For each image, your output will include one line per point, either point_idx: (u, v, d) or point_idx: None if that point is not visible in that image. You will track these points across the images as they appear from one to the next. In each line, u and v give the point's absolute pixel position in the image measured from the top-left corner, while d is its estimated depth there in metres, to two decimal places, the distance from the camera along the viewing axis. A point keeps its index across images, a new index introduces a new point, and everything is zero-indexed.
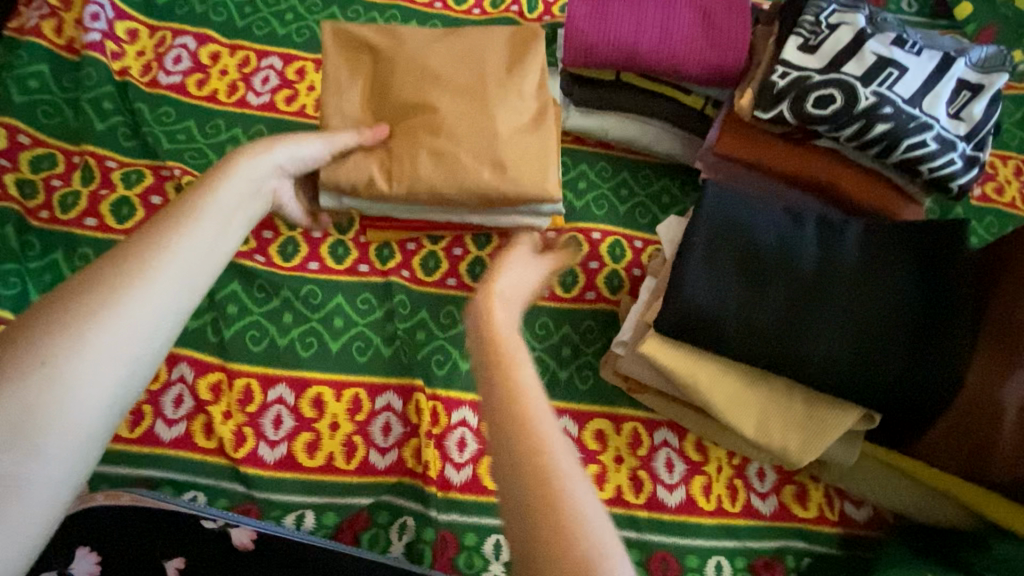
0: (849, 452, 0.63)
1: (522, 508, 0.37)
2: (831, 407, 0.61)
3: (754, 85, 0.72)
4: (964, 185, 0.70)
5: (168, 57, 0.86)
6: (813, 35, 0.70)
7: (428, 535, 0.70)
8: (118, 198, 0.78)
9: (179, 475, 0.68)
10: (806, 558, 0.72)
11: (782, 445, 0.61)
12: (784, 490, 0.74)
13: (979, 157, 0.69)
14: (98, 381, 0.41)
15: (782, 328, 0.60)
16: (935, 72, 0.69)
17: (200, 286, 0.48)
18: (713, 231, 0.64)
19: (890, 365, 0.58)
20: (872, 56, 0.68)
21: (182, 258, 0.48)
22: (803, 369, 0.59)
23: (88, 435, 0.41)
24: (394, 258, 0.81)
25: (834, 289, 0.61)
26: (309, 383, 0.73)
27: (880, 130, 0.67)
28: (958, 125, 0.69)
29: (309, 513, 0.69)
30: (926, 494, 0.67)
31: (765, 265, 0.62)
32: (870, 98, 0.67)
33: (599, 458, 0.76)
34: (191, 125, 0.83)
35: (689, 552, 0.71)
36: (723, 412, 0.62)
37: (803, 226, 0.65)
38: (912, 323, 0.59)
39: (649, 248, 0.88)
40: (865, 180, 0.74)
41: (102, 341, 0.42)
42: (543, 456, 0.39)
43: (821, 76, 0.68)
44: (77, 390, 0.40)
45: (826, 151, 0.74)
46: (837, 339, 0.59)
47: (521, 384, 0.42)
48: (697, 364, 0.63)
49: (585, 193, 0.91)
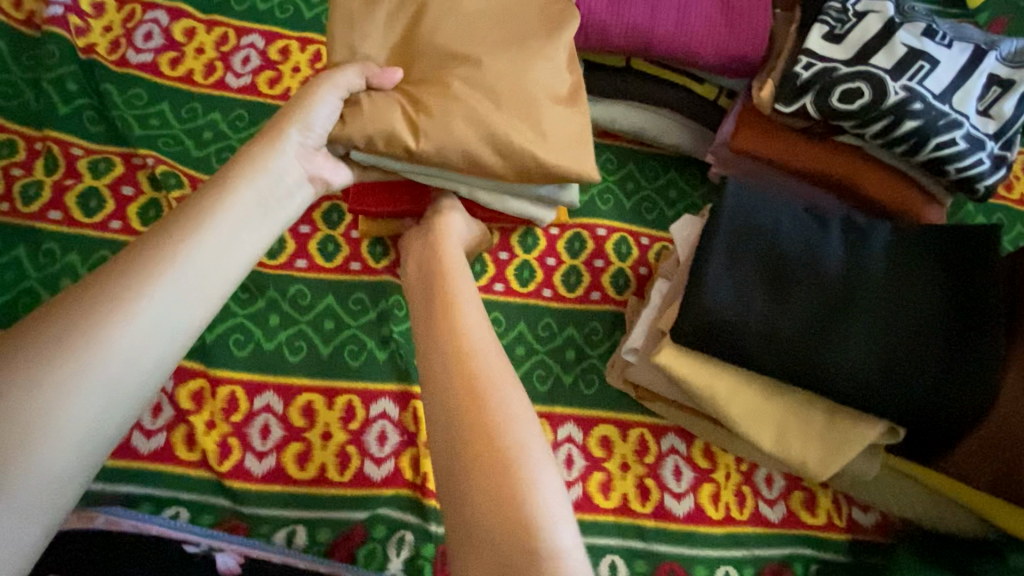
0: (869, 464, 0.59)
1: (484, 510, 0.45)
2: (854, 420, 0.56)
3: (775, 76, 0.66)
4: (991, 185, 0.63)
5: (138, 33, 0.86)
6: (839, 23, 0.64)
7: (429, 551, 0.66)
8: (86, 189, 0.77)
9: (163, 489, 0.66)
10: (814, 565, 0.72)
11: (802, 460, 0.56)
12: (792, 497, 0.74)
13: (1007, 156, 0.62)
14: (86, 417, 0.43)
15: (809, 341, 0.54)
16: (966, 67, 0.62)
17: (190, 318, 0.50)
18: (733, 232, 0.57)
19: (921, 387, 0.52)
20: (902, 48, 0.62)
21: (172, 288, 0.49)
22: (829, 383, 0.53)
23: (82, 465, 0.43)
24: (388, 255, 0.79)
25: (862, 299, 0.54)
26: (299, 390, 0.71)
27: (907, 127, 0.61)
28: (986, 123, 0.62)
29: (301, 529, 0.66)
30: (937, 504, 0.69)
31: (790, 271, 0.56)
32: (899, 93, 0.60)
33: (604, 466, 0.73)
34: (165, 108, 0.83)
35: (699, 562, 0.70)
36: (741, 425, 0.57)
37: (829, 227, 0.58)
38: (946, 339, 0.53)
39: (657, 245, 0.83)
40: (892, 181, 0.66)
41: (96, 373, 0.44)
42: (511, 465, 0.47)
43: (848, 68, 0.62)
44: (70, 421, 0.42)
45: (849, 148, 0.67)
46: (867, 355, 0.53)
47: (496, 404, 0.51)
48: (714, 375, 0.57)
49: (590, 186, 0.86)
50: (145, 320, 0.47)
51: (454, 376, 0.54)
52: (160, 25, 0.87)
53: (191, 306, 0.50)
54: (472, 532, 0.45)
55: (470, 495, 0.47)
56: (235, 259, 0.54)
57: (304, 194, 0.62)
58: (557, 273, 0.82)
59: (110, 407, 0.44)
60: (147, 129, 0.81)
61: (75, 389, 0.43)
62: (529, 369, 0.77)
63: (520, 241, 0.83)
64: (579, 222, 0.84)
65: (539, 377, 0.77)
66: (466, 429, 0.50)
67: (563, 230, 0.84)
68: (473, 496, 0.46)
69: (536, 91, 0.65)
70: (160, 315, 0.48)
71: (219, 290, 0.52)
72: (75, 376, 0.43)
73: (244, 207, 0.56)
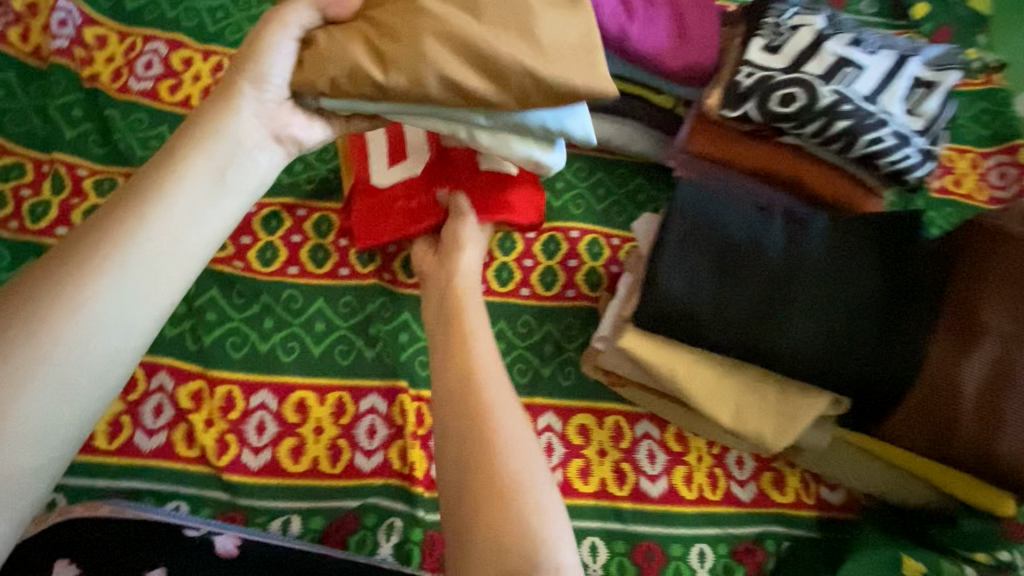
0: (821, 436, 0.63)
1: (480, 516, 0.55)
2: (802, 394, 0.60)
3: (721, 85, 0.73)
4: (921, 177, 0.70)
5: (139, 63, 0.93)
6: (775, 36, 0.72)
7: (417, 535, 0.70)
8: (91, 206, 0.82)
9: (163, 484, 0.70)
10: (785, 542, 0.76)
11: (757, 434, 0.61)
12: (762, 477, 0.78)
13: (933, 151, 0.70)
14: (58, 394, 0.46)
15: (755, 320, 0.59)
16: (890, 71, 0.69)
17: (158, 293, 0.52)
18: (686, 225, 0.62)
19: (860, 358, 0.57)
20: (831, 57, 0.69)
21: (136, 268, 0.51)
22: (775, 358, 0.59)
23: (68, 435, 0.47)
24: (374, 261, 0.84)
25: (803, 281, 0.60)
26: (292, 388, 0.76)
27: (841, 126, 0.67)
28: (913, 120, 0.69)
29: (295, 519, 0.70)
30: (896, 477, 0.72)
31: (737, 258, 0.61)
32: (830, 96, 0.67)
33: (583, 453, 0.77)
34: (164, 131, 0.89)
35: (674, 541, 0.74)
36: (701, 403, 0.62)
37: (772, 218, 0.64)
38: (882, 315, 0.58)
39: (627, 245, 0.89)
40: (831, 178, 0.73)
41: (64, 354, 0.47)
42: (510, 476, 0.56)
43: (783, 76, 0.69)
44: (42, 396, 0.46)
45: (793, 148, 0.73)
46: (809, 331, 0.58)
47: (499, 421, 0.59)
48: (674, 356, 0.62)
49: (563, 192, 0.92)
50: (104, 300, 0.49)
51: (466, 414, 0.60)
52: (159, 55, 0.94)
53: (155, 284, 0.52)
54: (467, 528, 0.54)
55: (470, 499, 0.56)
56: (196, 237, 0.55)
57: (271, 154, 0.62)
58: (534, 273, 0.87)
59: (79, 386, 0.47)
60: (148, 150, 0.87)
61: (42, 370, 0.46)
62: (510, 363, 0.82)
63: (499, 244, 0.88)
64: (554, 226, 0.90)
65: (519, 371, 0.81)
66: (476, 474, 0.56)
67: (540, 233, 0.89)
68: (476, 500, 0.55)
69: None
70: (122, 295, 0.50)
71: (186, 263, 0.54)
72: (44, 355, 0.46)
73: (199, 179, 0.56)
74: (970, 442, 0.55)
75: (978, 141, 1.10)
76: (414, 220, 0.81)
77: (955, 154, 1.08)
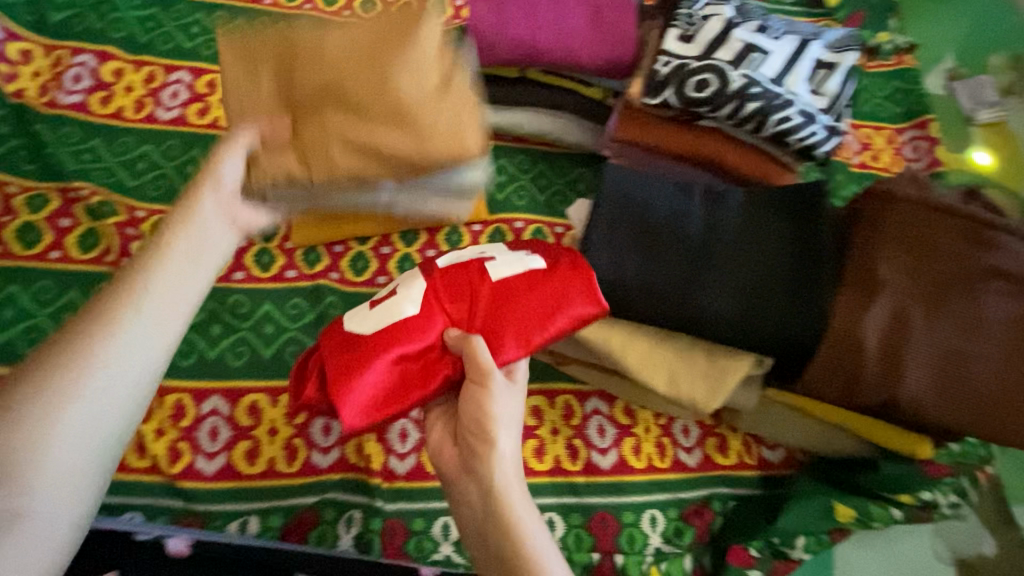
0: (749, 395, 0.68)
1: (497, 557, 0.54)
2: (728, 354, 0.65)
3: (643, 74, 0.77)
4: (827, 152, 0.76)
5: (68, 76, 0.91)
6: (689, 26, 0.75)
7: (376, 524, 0.73)
8: (24, 224, 0.81)
9: (115, 496, 0.71)
10: (731, 501, 0.80)
11: (689, 396, 0.65)
12: (707, 443, 0.82)
13: (837, 127, 0.75)
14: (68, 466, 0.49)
15: (677, 289, 0.63)
16: (794, 54, 0.74)
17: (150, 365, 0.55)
18: (609, 207, 0.66)
19: (771, 318, 0.61)
20: (739, 43, 0.73)
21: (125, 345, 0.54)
22: (698, 324, 0.63)
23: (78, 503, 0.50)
24: (321, 261, 0.85)
25: (719, 251, 0.64)
26: (243, 392, 0.77)
27: (752, 107, 0.72)
28: (818, 99, 0.75)
29: (253, 519, 0.71)
30: (829, 432, 0.78)
31: (658, 234, 0.65)
32: (740, 80, 0.72)
33: (537, 433, 0.80)
34: (97, 143, 0.88)
35: (627, 509, 0.78)
36: (636, 370, 0.66)
37: (691, 196, 0.68)
38: (793, 279, 0.62)
39: (569, 232, 0.92)
40: (746, 155, 0.78)
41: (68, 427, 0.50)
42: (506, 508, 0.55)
43: (698, 63, 0.73)
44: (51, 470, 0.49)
45: (710, 130, 0.78)
46: (727, 297, 0.62)
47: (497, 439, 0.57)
48: (608, 329, 0.66)
49: (506, 186, 0.95)
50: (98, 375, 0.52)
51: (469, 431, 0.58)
52: (88, 68, 0.93)
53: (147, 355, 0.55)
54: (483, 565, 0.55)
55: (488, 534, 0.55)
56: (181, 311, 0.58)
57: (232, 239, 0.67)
58: None
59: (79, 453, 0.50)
60: (82, 164, 0.86)
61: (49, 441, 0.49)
62: None
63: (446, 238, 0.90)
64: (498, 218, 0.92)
65: None
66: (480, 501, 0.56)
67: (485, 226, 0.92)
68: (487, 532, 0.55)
69: (403, 93, 0.70)
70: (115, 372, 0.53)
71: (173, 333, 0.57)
72: (33, 457, 0.48)
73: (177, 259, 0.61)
74: (877, 387, 0.60)
75: (893, 117, 1.18)
76: (425, 376, 0.59)
77: (872, 131, 1.16)
